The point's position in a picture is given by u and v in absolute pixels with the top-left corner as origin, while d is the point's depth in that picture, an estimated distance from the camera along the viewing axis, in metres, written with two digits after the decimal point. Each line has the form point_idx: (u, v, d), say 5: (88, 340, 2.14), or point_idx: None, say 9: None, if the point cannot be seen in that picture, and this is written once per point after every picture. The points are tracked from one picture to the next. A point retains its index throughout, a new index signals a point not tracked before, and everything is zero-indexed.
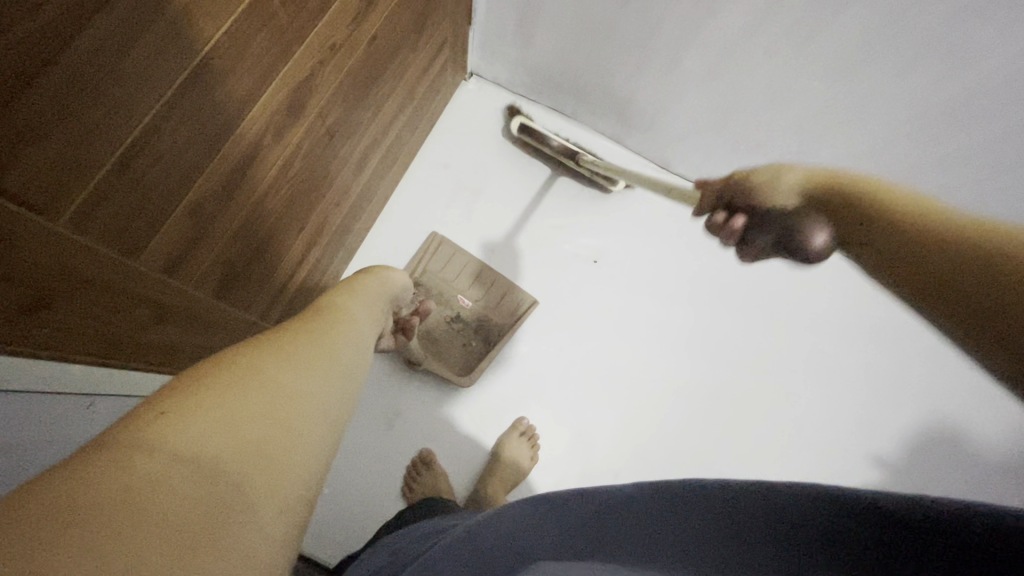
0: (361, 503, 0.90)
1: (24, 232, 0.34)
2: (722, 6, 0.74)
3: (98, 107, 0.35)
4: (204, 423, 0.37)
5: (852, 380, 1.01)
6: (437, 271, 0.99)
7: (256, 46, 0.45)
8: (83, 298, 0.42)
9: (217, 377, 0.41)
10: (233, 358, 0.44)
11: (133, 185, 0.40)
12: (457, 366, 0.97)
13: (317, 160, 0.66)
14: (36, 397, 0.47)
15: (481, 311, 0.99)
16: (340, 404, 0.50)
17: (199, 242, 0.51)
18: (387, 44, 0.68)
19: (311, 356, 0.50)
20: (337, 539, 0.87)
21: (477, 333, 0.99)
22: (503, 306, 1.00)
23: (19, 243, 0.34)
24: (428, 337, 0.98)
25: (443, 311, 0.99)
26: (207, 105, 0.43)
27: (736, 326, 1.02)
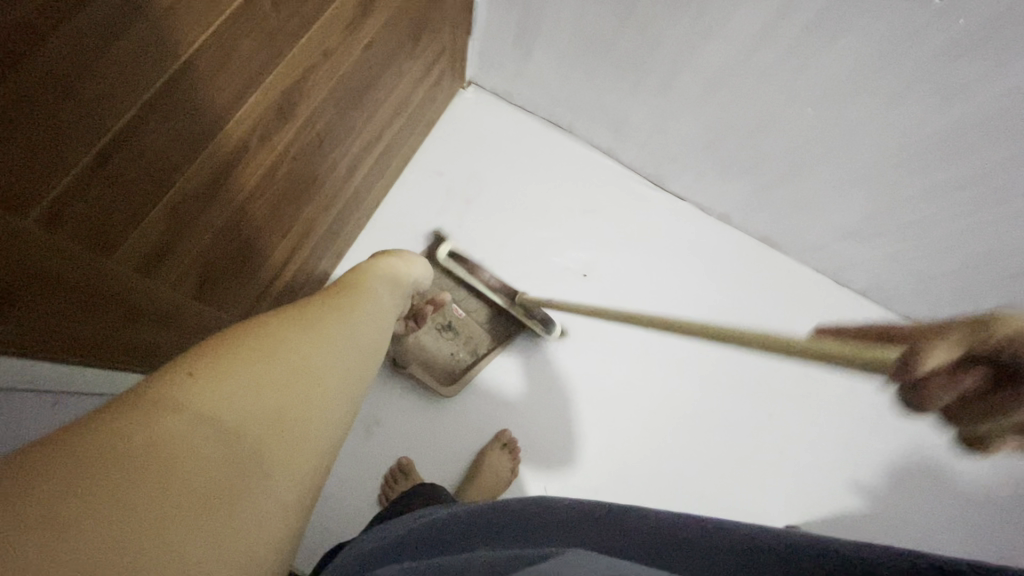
0: (336, 510, 0.88)
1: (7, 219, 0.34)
2: (715, 32, 0.75)
3: (77, 102, 0.34)
4: (228, 390, 0.36)
5: (838, 407, 1.01)
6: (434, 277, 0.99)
7: (245, 49, 0.44)
8: (55, 292, 0.41)
9: (237, 350, 0.40)
10: (257, 331, 0.43)
11: (112, 182, 0.39)
12: (442, 375, 0.96)
13: (307, 163, 0.65)
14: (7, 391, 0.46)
15: (475, 323, 0.99)
16: (360, 381, 0.48)
17: (179, 241, 0.50)
18: (382, 50, 0.67)
19: (336, 332, 0.48)
20: (309, 544, 0.85)
21: (467, 344, 0.98)
22: (497, 322, 0.99)
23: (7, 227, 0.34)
24: (418, 344, 0.95)
25: (437, 318, 0.98)
26: (191, 106, 0.42)
27: (729, 345, 1.03)
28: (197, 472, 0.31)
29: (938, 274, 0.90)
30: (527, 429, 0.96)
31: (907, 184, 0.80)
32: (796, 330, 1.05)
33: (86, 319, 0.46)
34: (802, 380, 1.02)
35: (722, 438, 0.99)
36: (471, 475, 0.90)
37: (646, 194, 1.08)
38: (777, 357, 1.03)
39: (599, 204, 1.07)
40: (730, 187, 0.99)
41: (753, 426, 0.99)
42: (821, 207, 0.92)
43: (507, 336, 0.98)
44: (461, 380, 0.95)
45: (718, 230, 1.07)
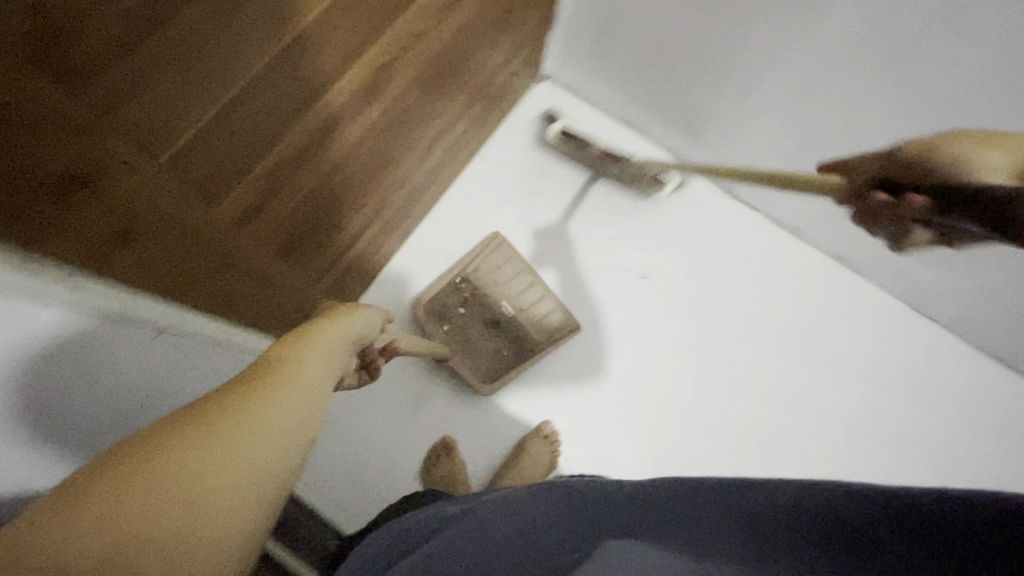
0: (381, 479, 0.92)
1: (134, 163, 0.38)
2: (807, 34, 0.72)
3: (206, 63, 0.37)
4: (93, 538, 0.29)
5: (898, 440, 0.97)
6: (488, 271, 0.98)
7: (349, 25, 0.47)
8: (170, 237, 0.45)
9: (151, 442, 0.34)
10: (183, 416, 0.37)
11: (226, 138, 0.43)
12: (483, 371, 0.95)
13: (389, 140, 0.68)
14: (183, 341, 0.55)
15: (520, 322, 0.97)
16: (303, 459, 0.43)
17: (274, 200, 0.54)
18: (470, 37, 0.70)
19: (283, 400, 0.42)
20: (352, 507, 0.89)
21: (511, 342, 0.96)
22: (543, 322, 0.97)
23: (131, 170, 0.38)
24: (464, 335, 0.96)
25: (484, 312, 0.97)
26: (296, 75, 0.45)
27: (787, 362, 1.00)
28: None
29: None
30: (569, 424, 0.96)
31: None
32: (862, 355, 0.99)
33: (194, 265, 0.50)
34: (862, 407, 0.98)
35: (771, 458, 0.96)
36: (512, 462, 0.91)
37: (716, 200, 1.05)
38: (838, 380, 0.99)
39: (666, 207, 1.05)
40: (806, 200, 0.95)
41: (806, 448, 0.96)
42: None
43: (551, 338, 0.96)
44: (499, 379, 0.95)
45: (791, 244, 1.02)
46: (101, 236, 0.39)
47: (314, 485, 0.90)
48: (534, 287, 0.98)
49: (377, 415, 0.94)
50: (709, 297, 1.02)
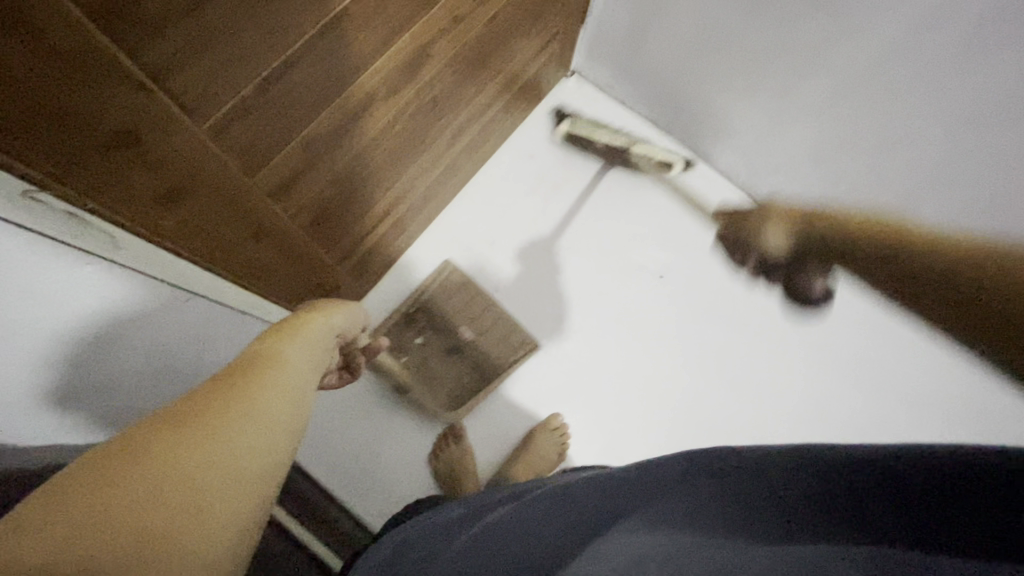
0: (390, 461, 0.93)
1: (176, 128, 0.37)
2: (847, 38, 0.72)
3: (255, 31, 0.38)
4: (122, 500, 0.31)
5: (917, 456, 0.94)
6: (440, 300, 0.95)
7: (391, 5, 0.48)
8: (206, 202, 0.45)
9: (105, 459, 0.32)
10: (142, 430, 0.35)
11: (264, 109, 0.43)
12: (446, 399, 0.93)
13: (419, 124, 0.69)
14: (210, 308, 0.58)
15: (480, 345, 0.94)
16: (276, 461, 0.41)
17: (305, 173, 0.55)
18: (505, 25, 0.70)
19: (250, 405, 0.41)
20: (360, 488, 0.90)
21: (473, 368, 0.94)
22: (505, 342, 0.95)
23: (172, 135, 0.37)
24: (423, 368, 0.93)
25: (441, 341, 0.94)
26: (339, 49, 0.46)
27: (802, 369, 0.99)
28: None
29: None
30: (579, 420, 0.96)
31: None
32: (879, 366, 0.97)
33: (225, 233, 0.50)
34: (881, 421, 0.95)
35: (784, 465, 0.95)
36: (521, 452, 0.91)
37: (738, 203, 1.04)
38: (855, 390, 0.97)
39: (689, 207, 1.05)
40: None
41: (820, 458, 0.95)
42: None
43: (518, 354, 0.95)
44: (466, 405, 0.93)
45: None
46: (142, 196, 0.39)
47: (324, 465, 0.91)
48: (493, 308, 0.96)
49: (389, 398, 0.95)
50: (722, 299, 1.02)
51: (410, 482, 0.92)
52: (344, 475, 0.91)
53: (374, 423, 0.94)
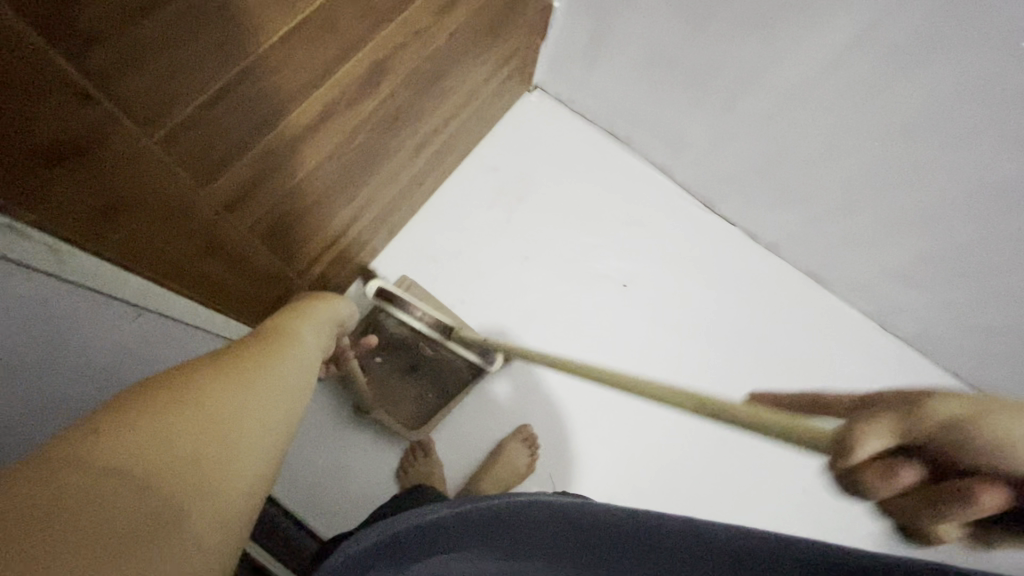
0: (355, 478, 0.91)
1: (118, 137, 0.36)
2: (788, 56, 0.76)
3: (208, 41, 0.37)
4: (166, 434, 0.32)
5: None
6: (399, 316, 0.95)
7: (347, 18, 0.48)
8: (154, 212, 0.43)
9: (150, 399, 0.34)
10: (185, 377, 0.38)
11: (218, 120, 0.43)
12: (409, 416, 0.93)
13: (379, 138, 0.69)
14: (158, 321, 0.55)
15: (441, 361, 0.95)
16: (297, 418, 0.44)
17: (261, 185, 0.54)
18: (463, 42, 0.71)
19: (265, 369, 0.44)
20: (325, 507, 0.88)
21: (434, 384, 0.94)
22: (466, 357, 0.96)
23: (113, 144, 0.36)
24: (384, 385, 0.93)
25: (401, 359, 0.94)
26: (297, 60, 0.46)
27: (762, 377, 1.02)
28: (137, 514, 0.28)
29: (989, 327, 0.87)
30: (546, 428, 0.97)
31: (965, 230, 0.79)
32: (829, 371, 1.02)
33: (175, 246, 0.48)
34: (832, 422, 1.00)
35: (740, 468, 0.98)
36: (489, 463, 0.91)
37: (694, 214, 1.08)
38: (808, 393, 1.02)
39: (649, 219, 1.08)
40: (781, 217, 0.98)
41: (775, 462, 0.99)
42: (873, 248, 0.91)
43: (478, 370, 0.95)
44: (428, 423, 0.92)
45: (767, 259, 1.06)
46: (84, 203, 0.37)
47: (285, 482, 0.88)
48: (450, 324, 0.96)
49: (352, 415, 0.93)
50: (684, 309, 1.05)
51: (375, 496, 0.90)
52: (306, 493, 0.88)
53: (337, 440, 0.92)
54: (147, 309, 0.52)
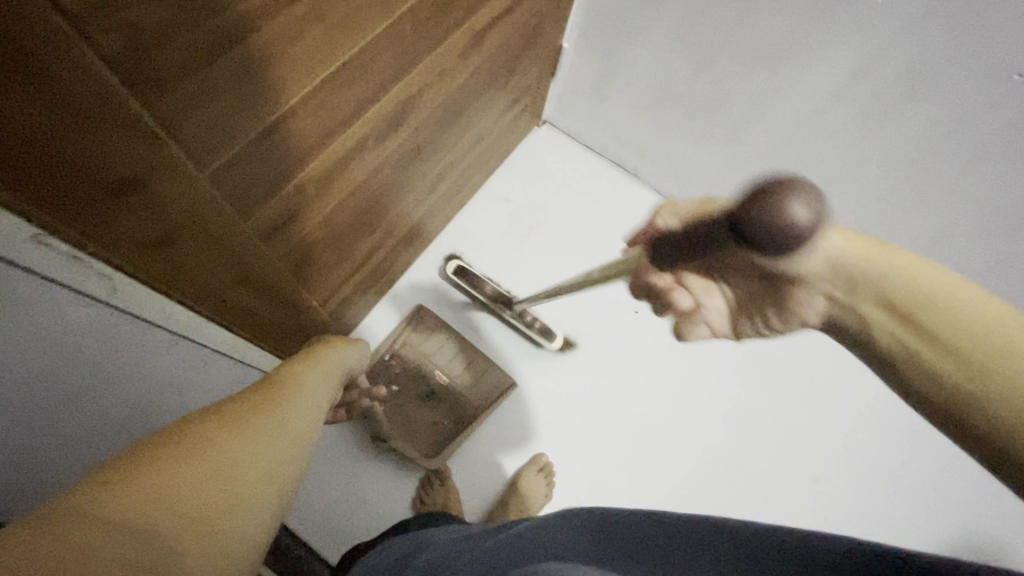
0: (369, 510, 0.90)
1: (174, 174, 0.38)
2: (789, 89, 0.80)
3: (257, 85, 0.40)
4: (150, 484, 0.36)
5: (879, 475, 0.98)
6: (416, 345, 0.96)
7: (381, 62, 0.52)
8: (198, 243, 0.45)
9: (149, 458, 0.38)
10: (178, 430, 0.42)
11: (261, 156, 0.45)
12: (425, 445, 0.93)
13: (402, 172, 0.72)
14: (186, 349, 0.56)
15: (457, 389, 0.95)
16: (288, 472, 0.47)
17: (294, 218, 0.56)
18: (482, 81, 0.75)
19: (263, 421, 0.48)
20: (340, 540, 0.87)
21: (450, 412, 0.94)
22: (482, 384, 0.96)
23: (169, 183, 0.38)
24: (401, 415, 0.93)
25: (418, 388, 0.95)
26: (335, 101, 0.49)
27: (773, 403, 1.01)
28: (120, 552, 0.31)
29: None
30: (561, 453, 0.96)
31: None
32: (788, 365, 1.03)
33: (214, 276, 0.50)
34: (849, 446, 0.99)
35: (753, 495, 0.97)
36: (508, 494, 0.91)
37: None
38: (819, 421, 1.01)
39: None
40: None
41: (791, 485, 0.97)
42: None
43: (494, 397, 0.95)
44: (444, 449, 0.92)
45: None
46: (137, 236, 0.39)
47: (299, 513, 0.88)
48: (465, 351, 0.97)
49: (368, 445, 0.93)
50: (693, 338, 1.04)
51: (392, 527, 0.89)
52: (320, 523, 0.88)
53: (353, 471, 0.91)
54: (181, 337, 0.54)
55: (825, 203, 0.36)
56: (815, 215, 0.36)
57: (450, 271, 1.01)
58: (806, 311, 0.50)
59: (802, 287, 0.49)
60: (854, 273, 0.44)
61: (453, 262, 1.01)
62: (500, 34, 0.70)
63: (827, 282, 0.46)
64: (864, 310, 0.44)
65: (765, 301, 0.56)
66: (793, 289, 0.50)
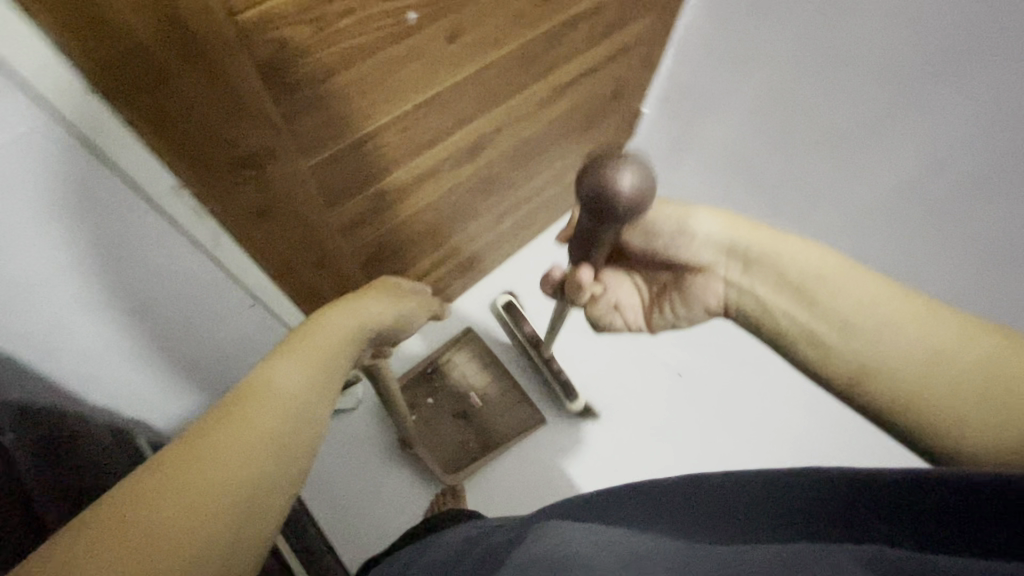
0: (392, 520, 0.93)
1: (280, 161, 0.47)
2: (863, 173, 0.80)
3: (359, 101, 0.48)
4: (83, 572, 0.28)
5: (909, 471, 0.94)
6: (457, 363, 1.00)
7: (465, 99, 0.60)
8: (288, 222, 0.54)
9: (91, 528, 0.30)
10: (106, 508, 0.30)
11: (352, 161, 0.54)
12: (448, 461, 0.95)
13: (475, 196, 0.80)
14: (262, 318, 0.65)
15: (487, 412, 0.97)
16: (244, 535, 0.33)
17: (371, 218, 0.65)
18: (559, 129, 0.82)
19: (280, 408, 0.39)
20: (365, 544, 0.91)
21: (477, 434, 0.96)
22: (513, 414, 0.98)
23: (275, 167, 0.47)
24: (431, 427, 0.96)
25: (451, 404, 0.98)
26: (420, 124, 0.57)
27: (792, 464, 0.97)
28: None
29: None
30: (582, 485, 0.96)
31: None
32: (789, 421, 1.00)
33: (295, 254, 0.59)
34: None
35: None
36: None
37: None
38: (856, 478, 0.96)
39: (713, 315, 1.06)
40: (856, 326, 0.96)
41: None
42: None
43: (521, 430, 0.96)
44: (464, 468, 0.94)
45: None
46: (243, 206, 0.48)
47: (328, 504, 0.93)
48: (501, 378, 1.00)
49: (395, 450, 0.97)
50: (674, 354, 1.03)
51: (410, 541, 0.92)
52: (338, 511, 0.93)
53: (381, 477, 0.96)
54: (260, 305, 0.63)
55: (651, 173, 0.42)
56: (639, 177, 0.41)
57: (501, 302, 1.02)
58: (706, 301, 0.54)
59: (701, 273, 0.53)
60: (749, 256, 0.50)
61: (505, 295, 1.02)
62: (577, 93, 0.78)
63: (724, 264, 0.51)
64: (761, 291, 0.50)
65: (668, 294, 0.58)
66: (693, 278, 0.54)
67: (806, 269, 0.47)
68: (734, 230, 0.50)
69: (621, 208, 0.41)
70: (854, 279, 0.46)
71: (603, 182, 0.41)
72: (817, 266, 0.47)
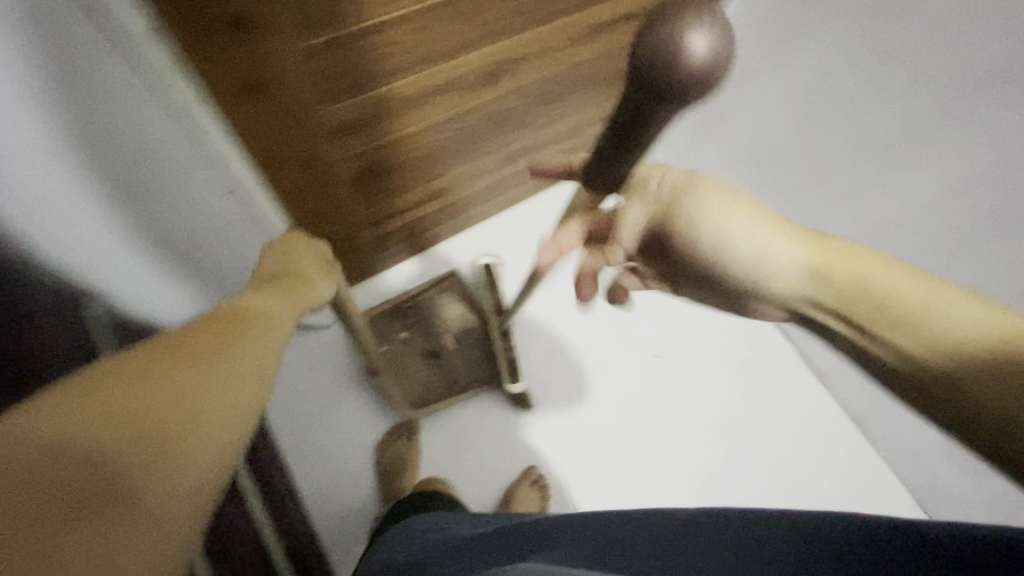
0: (354, 460, 0.92)
1: (273, 28, 0.44)
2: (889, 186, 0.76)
3: None
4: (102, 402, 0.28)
5: (880, 481, 0.93)
6: (435, 302, 0.95)
7: (491, 12, 0.55)
8: (278, 104, 0.50)
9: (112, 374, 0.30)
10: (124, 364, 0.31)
11: (356, 53, 0.50)
12: (408, 398, 0.93)
13: (484, 129, 0.75)
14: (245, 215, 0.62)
15: (457, 359, 0.93)
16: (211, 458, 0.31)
17: (369, 126, 0.60)
18: (586, 75, 0.77)
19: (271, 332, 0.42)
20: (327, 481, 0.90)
21: (442, 378, 0.93)
22: (482, 365, 0.93)
23: (267, 33, 0.44)
24: (397, 362, 0.93)
25: (422, 343, 0.93)
26: (437, 28, 0.52)
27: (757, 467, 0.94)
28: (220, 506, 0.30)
29: None
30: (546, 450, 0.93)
31: None
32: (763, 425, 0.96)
33: (281, 144, 0.55)
34: None
35: (760, 494, 0.92)
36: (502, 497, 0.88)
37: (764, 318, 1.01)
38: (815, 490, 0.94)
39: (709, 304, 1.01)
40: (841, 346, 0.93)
41: None
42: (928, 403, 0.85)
43: (487, 382, 0.93)
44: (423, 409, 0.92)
45: (816, 391, 0.98)
46: (226, 74, 0.45)
47: (293, 436, 0.92)
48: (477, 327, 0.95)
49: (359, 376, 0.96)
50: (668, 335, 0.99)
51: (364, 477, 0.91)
52: (293, 425, 0.92)
53: (348, 413, 0.94)
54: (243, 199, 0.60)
55: (731, 47, 0.28)
56: (713, 55, 0.27)
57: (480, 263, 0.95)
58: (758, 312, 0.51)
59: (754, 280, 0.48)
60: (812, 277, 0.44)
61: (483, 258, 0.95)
62: (613, 36, 0.72)
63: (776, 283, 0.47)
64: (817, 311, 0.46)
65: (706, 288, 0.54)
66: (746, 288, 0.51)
67: (871, 297, 0.42)
68: (771, 244, 0.46)
69: (689, 91, 0.29)
70: (922, 295, 0.41)
71: (663, 58, 0.27)
72: (883, 290, 0.42)
